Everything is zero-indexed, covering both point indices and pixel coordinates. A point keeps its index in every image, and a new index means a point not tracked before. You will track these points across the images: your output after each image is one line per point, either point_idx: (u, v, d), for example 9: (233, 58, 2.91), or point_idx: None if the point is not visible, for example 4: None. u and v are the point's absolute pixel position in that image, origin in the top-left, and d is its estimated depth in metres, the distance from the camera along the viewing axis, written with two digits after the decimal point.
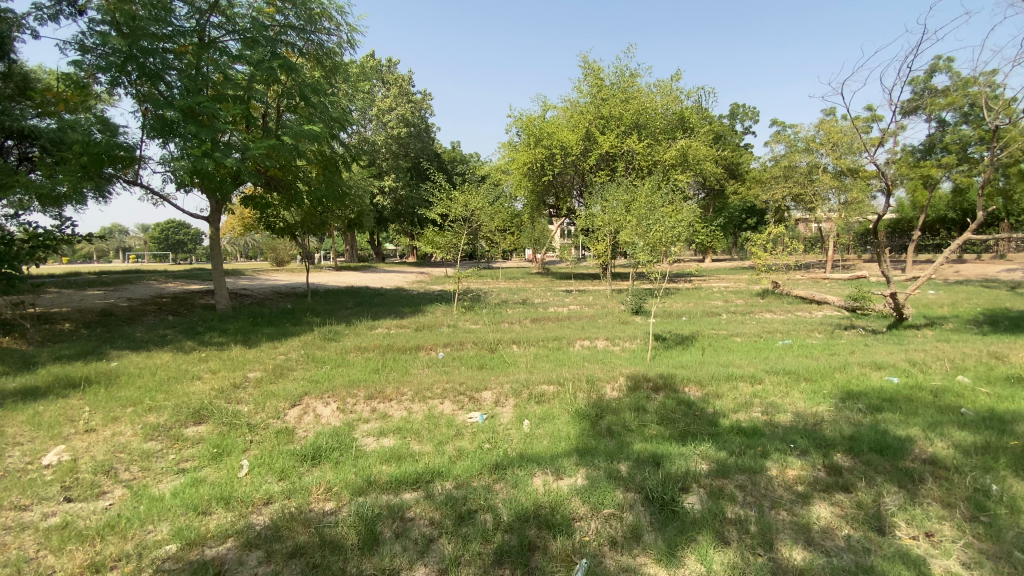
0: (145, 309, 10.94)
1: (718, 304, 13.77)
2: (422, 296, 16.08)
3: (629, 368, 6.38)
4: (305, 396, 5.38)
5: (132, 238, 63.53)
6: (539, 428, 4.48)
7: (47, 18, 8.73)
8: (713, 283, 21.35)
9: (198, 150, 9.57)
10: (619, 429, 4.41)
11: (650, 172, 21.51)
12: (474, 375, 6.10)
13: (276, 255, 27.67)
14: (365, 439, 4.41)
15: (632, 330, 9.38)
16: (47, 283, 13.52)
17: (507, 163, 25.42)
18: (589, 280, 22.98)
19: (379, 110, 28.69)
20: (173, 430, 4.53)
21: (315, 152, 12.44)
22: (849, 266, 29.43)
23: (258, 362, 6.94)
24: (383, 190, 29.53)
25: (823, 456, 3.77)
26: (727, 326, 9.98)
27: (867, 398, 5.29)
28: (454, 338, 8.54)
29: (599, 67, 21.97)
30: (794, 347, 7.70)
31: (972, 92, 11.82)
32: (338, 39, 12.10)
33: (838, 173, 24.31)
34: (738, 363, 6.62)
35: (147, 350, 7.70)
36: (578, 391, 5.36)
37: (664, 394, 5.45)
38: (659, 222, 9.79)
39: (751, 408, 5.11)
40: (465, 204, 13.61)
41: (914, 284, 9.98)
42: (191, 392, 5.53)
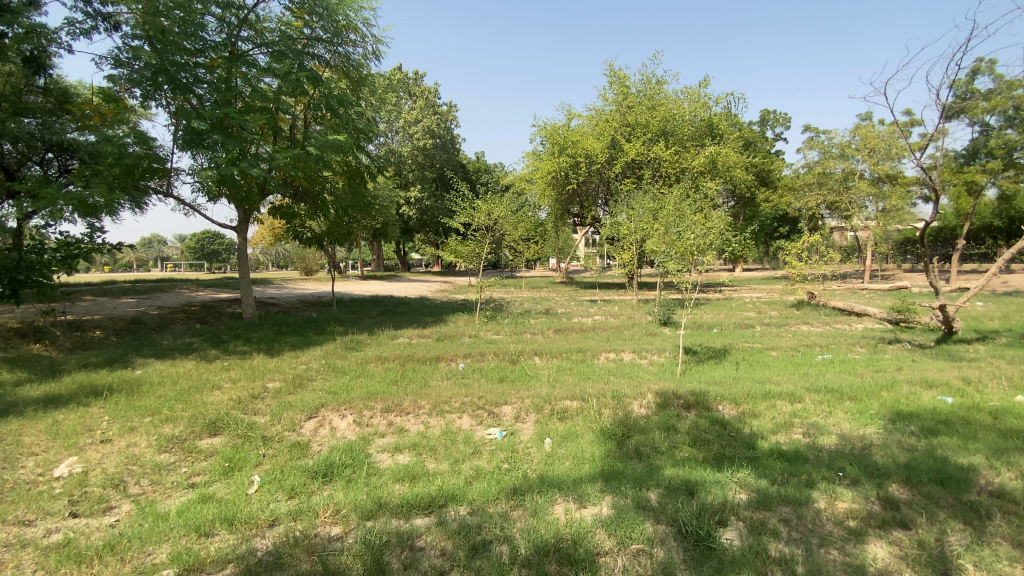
0: (174, 317, 11.13)
1: (750, 315, 13.25)
2: (445, 305, 15.98)
3: (657, 383, 6.07)
4: (322, 408, 5.25)
5: (171, 248, 65.91)
6: (562, 448, 4.23)
7: (82, 34, 9.03)
8: (745, 293, 20.66)
9: (226, 160, 9.70)
10: (648, 451, 4.13)
11: (678, 179, 21.04)
12: (495, 388, 5.89)
13: (304, 264, 28.17)
14: (380, 455, 4.24)
15: (661, 342, 9.02)
16: (83, 291, 13.95)
17: (531, 172, 25.32)
18: (614, 289, 22.56)
19: (405, 122, 29.01)
20: (187, 442, 4.46)
21: (341, 162, 12.52)
22: (888, 276, 28.18)
23: (278, 372, 6.89)
24: (408, 200, 29.77)
25: (876, 487, 3.41)
26: (761, 339, 9.51)
27: (919, 420, 4.85)
28: (475, 349, 8.35)
29: (625, 75, 21.73)
30: (835, 363, 7.22)
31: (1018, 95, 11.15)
32: (364, 51, 12.21)
33: (875, 179, 23.45)
34: (775, 379, 6.22)
35: (171, 358, 7.75)
36: (604, 408, 5.09)
37: (696, 412, 5.14)
38: (689, 231, 9.43)
39: (791, 430, 4.75)
40: (488, 212, 13.50)
41: (964, 296, 9.33)
42: (209, 402, 5.48)
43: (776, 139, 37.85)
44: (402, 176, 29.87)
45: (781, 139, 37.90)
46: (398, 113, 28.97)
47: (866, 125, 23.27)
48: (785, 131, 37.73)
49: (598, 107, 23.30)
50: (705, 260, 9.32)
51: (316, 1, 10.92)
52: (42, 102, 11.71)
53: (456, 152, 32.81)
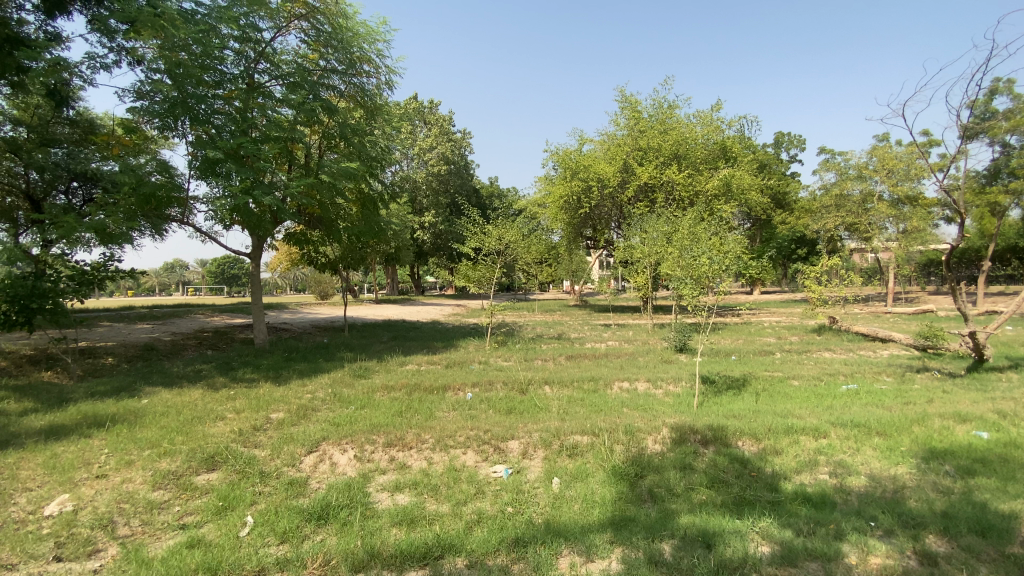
0: (186, 343, 11.16)
1: (770, 341, 12.85)
2: (456, 330, 15.84)
3: (673, 416, 5.79)
4: (323, 442, 5.08)
5: (192, 274, 67.31)
6: (570, 489, 4.01)
7: (104, 68, 9.38)
8: (763, 317, 20.19)
9: (239, 188, 9.81)
10: (662, 493, 3.89)
11: (692, 203, 20.86)
12: (502, 420, 5.67)
13: (320, 289, 28.41)
14: (379, 494, 4.06)
15: (677, 370, 8.70)
16: (101, 316, 14.14)
17: (544, 196, 25.38)
18: (629, 313, 22.25)
19: (419, 149, 29.48)
20: (183, 478, 4.34)
21: (353, 189, 12.61)
22: (913, 299, 27.35)
23: (283, 402, 6.76)
24: (422, 225, 30.01)
25: (912, 539, 3.11)
26: (782, 367, 9.14)
27: (955, 458, 4.49)
28: (484, 377, 8.13)
29: (636, 100, 21.86)
30: (861, 394, 6.84)
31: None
32: (378, 81, 12.42)
33: (895, 201, 23.03)
34: (797, 413, 5.89)
35: (179, 386, 7.70)
36: (616, 444, 4.85)
37: (713, 449, 4.87)
38: (703, 256, 9.23)
39: (816, 469, 4.45)
40: (499, 237, 13.45)
41: (995, 322, 8.89)
42: (210, 433, 5.37)
43: (791, 161, 37.57)
44: (416, 202, 30.20)
45: (796, 160, 37.58)
46: (413, 141, 29.49)
47: (883, 146, 23.10)
48: (800, 153, 37.47)
49: (609, 132, 23.42)
50: (721, 285, 9.07)
51: (331, 34, 11.19)
52: (70, 133, 12.20)
53: (470, 178, 33.14)
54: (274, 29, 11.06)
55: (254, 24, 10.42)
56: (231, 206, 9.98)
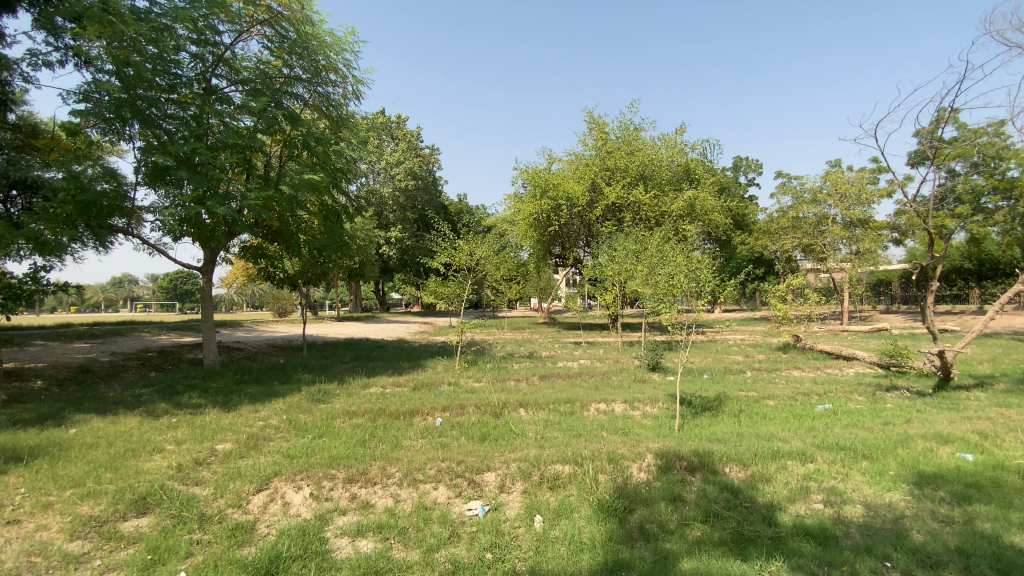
0: (126, 365, 10.22)
1: (740, 360, 12.88)
2: (423, 349, 15.30)
3: (656, 441, 5.50)
4: (274, 477, 4.52)
5: (142, 289, 63.74)
6: (555, 529, 3.65)
7: (45, 66, 8.60)
8: (729, 335, 20.43)
9: (191, 198, 9.08)
10: (655, 531, 3.57)
11: (659, 222, 21.10)
12: (476, 449, 5.23)
13: (279, 306, 27.19)
14: (339, 540, 3.58)
15: (654, 391, 8.45)
16: (33, 335, 12.86)
17: (513, 214, 25.22)
18: (598, 331, 22.14)
19: (386, 163, 28.92)
20: (106, 524, 3.69)
21: (316, 201, 11.99)
22: (867, 318, 28.41)
23: (231, 431, 6.10)
24: (388, 240, 29.35)
25: None
26: (755, 387, 9.04)
27: (947, 483, 4.36)
28: (456, 399, 7.66)
29: (604, 121, 22.10)
30: (839, 415, 6.73)
31: (983, 142, 11.40)
32: (343, 91, 11.97)
33: (848, 224, 23.97)
34: (781, 436, 5.70)
35: (114, 414, 6.88)
36: (600, 473, 4.51)
37: (701, 477, 4.60)
38: (680, 273, 8.99)
39: (809, 497, 4.23)
40: (470, 253, 13.11)
41: (961, 340, 9.07)
42: (144, 469, 4.70)
43: (749, 184, 38.87)
44: (383, 217, 29.74)
45: (754, 184, 38.93)
46: (380, 155, 28.91)
47: (836, 172, 24.25)
48: (757, 177, 38.87)
49: (578, 152, 23.57)
50: (698, 304, 8.85)
51: (295, 41, 10.71)
52: (11, 138, 11.18)
53: (438, 194, 32.74)
54: (235, 33, 10.51)
55: (213, 26, 9.84)
56: (181, 217, 9.26)
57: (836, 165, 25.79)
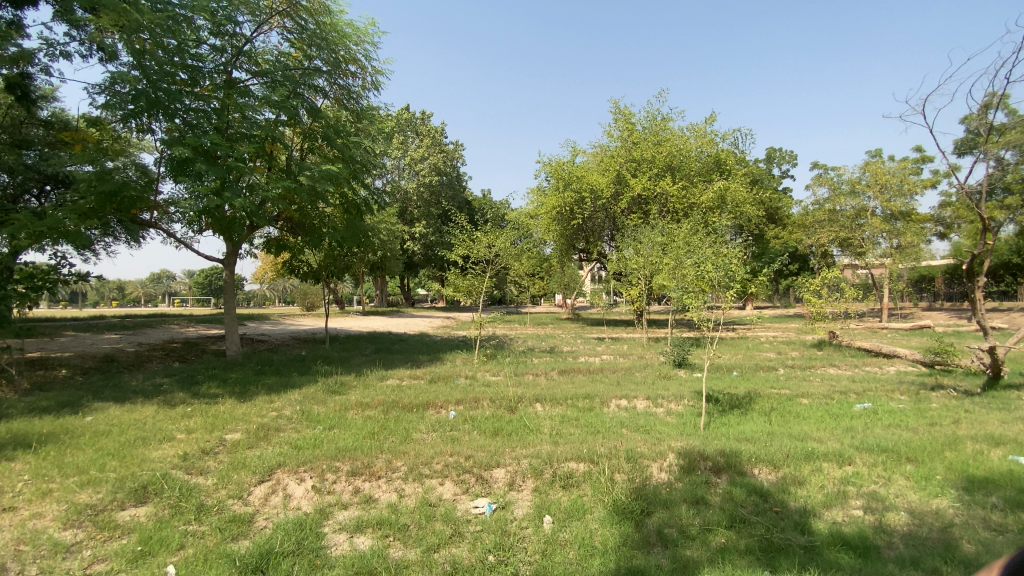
0: (150, 355, 10.38)
1: (771, 357, 12.32)
2: (444, 343, 15.19)
3: (678, 440, 5.17)
4: (278, 469, 4.40)
5: (180, 284, 65.94)
6: (565, 531, 3.40)
7: (69, 59, 8.70)
8: (760, 332, 19.71)
9: (210, 189, 9.07)
10: (673, 535, 3.28)
11: (687, 215, 20.48)
12: (487, 444, 5.01)
13: (306, 300, 27.73)
14: (336, 536, 3.41)
15: (678, 387, 8.07)
16: (66, 327, 13.24)
17: (536, 208, 24.89)
18: (623, 327, 21.68)
19: (410, 159, 28.95)
20: (102, 514, 3.61)
21: (336, 194, 11.92)
22: (907, 316, 27.10)
23: (243, 422, 6.03)
24: (412, 235, 29.47)
25: None
26: (788, 384, 8.55)
27: (999, 489, 3.92)
28: (470, 393, 7.46)
29: (630, 112, 21.53)
30: (879, 414, 6.25)
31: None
32: (363, 83, 11.88)
33: (888, 216, 22.84)
34: (816, 436, 5.29)
35: (131, 403, 6.93)
36: (616, 473, 4.23)
37: (727, 479, 4.26)
38: (709, 263, 8.64)
39: (847, 503, 3.85)
40: (489, 245, 12.90)
41: (1014, 337, 8.35)
42: (150, 457, 4.64)
43: (783, 176, 37.51)
44: (407, 212, 29.79)
45: (787, 176, 37.58)
46: (404, 150, 28.95)
47: (875, 162, 23.14)
48: (792, 169, 37.46)
49: (603, 144, 23.06)
50: (727, 296, 8.49)
51: (315, 32, 10.63)
52: (43, 135, 11.48)
53: (462, 189, 32.64)
54: (256, 25, 10.51)
55: (232, 17, 9.85)
56: (200, 208, 9.26)
57: (876, 155, 24.66)
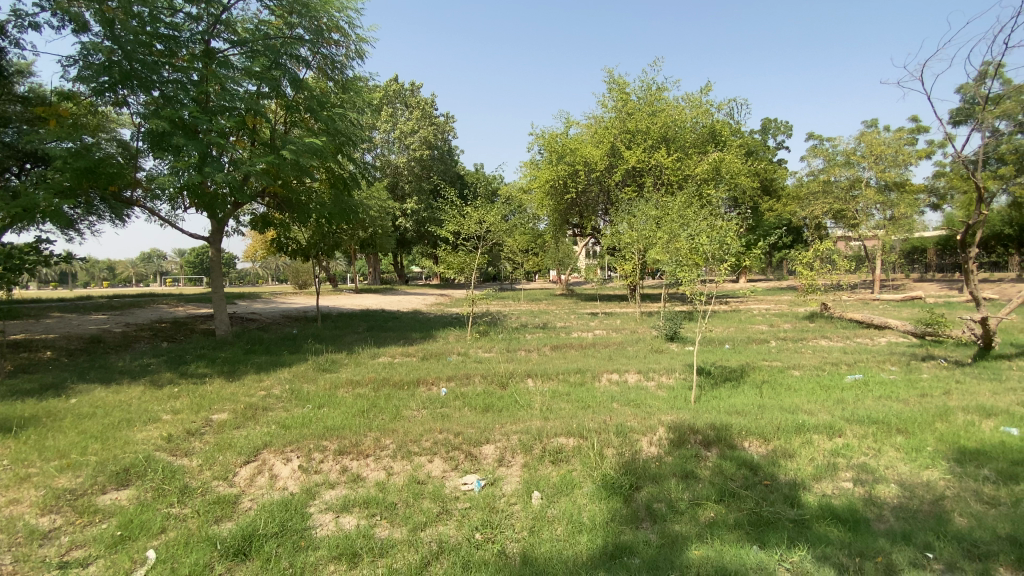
0: (138, 335, 10.25)
1: (763, 330, 12.35)
2: (437, 320, 15.15)
3: (669, 413, 5.15)
4: (263, 449, 4.33)
5: (171, 263, 65.31)
6: (553, 507, 3.36)
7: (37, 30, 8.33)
8: (753, 304, 19.78)
9: (189, 163, 8.76)
10: (662, 511, 3.26)
11: (681, 187, 20.29)
12: (477, 420, 4.96)
13: (298, 278, 27.55)
14: (322, 516, 3.37)
15: (671, 361, 8.07)
16: (53, 308, 13.06)
17: (530, 182, 24.54)
18: (616, 301, 21.71)
19: (401, 132, 28.36)
20: (81, 499, 3.55)
21: (323, 168, 11.61)
22: (899, 288, 27.26)
23: (231, 401, 5.96)
24: (404, 212, 29.09)
25: None
26: (780, 356, 8.58)
27: (992, 460, 3.92)
28: (462, 369, 7.41)
29: (625, 82, 21.06)
30: (869, 385, 6.27)
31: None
32: (347, 52, 11.45)
33: (882, 187, 22.75)
34: (807, 408, 5.28)
35: (117, 384, 6.83)
36: (606, 448, 4.21)
37: (717, 452, 4.24)
38: (702, 236, 8.56)
39: (837, 475, 3.85)
40: (480, 220, 12.70)
41: (1006, 308, 8.35)
42: (133, 439, 4.56)
43: (778, 147, 37.15)
44: (398, 187, 29.35)
45: (783, 147, 37.25)
46: (394, 123, 28.34)
47: (871, 133, 22.89)
48: (787, 139, 37.11)
49: (597, 115, 22.63)
50: (721, 269, 8.42)
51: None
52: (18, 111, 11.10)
53: (453, 163, 32.12)
54: None
55: None
56: (180, 184, 8.98)
57: (872, 126, 24.42)
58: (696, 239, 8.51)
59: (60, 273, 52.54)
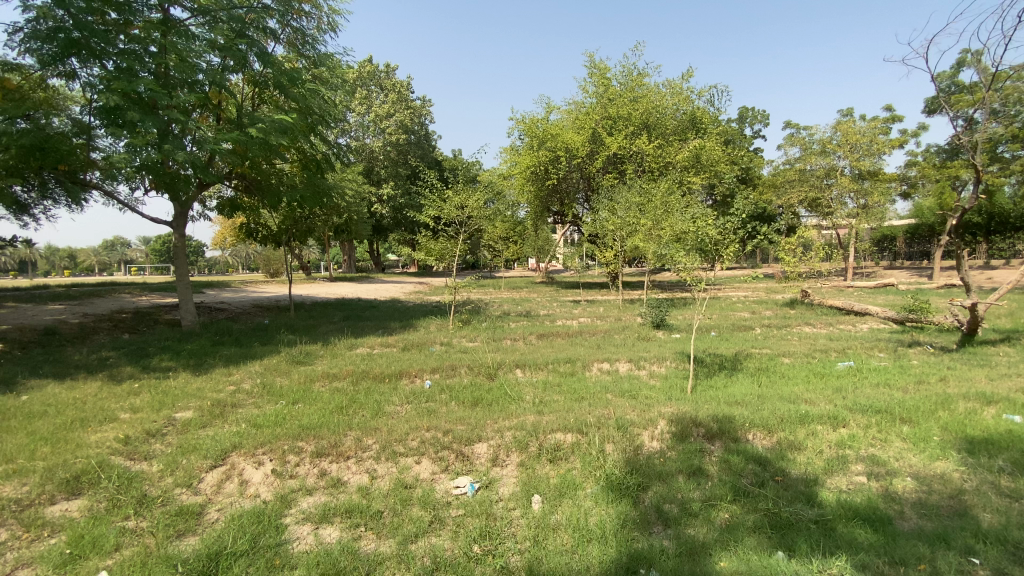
0: (97, 326, 9.58)
1: (747, 316, 12.33)
2: (417, 309, 14.72)
3: (668, 405, 4.92)
4: (232, 452, 3.93)
5: (135, 251, 62.63)
6: (557, 512, 3.08)
7: None
8: (732, 292, 19.89)
9: (145, 141, 8.05)
10: (676, 513, 3.01)
11: (663, 174, 20.19)
12: (466, 416, 4.63)
13: (270, 267, 26.75)
14: (299, 528, 3.02)
15: (660, 349, 7.88)
16: (4, 297, 12.16)
17: (510, 168, 24.09)
18: (597, 289, 21.61)
19: (376, 115, 27.48)
20: (27, 510, 3.11)
21: (293, 148, 10.98)
22: (871, 275, 27.87)
23: (196, 397, 5.50)
24: (380, 198, 28.35)
25: None
26: (768, 343, 8.48)
27: (1003, 451, 3.80)
28: (446, 360, 7.08)
29: (606, 66, 20.70)
30: (864, 372, 6.18)
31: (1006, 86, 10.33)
32: (318, 24, 10.83)
33: (856, 176, 23.08)
34: (807, 397, 5.12)
35: (71, 379, 6.27)
36: (607, 444, 3.94)
37: (721, 446, 4.01)
38: (703, 221, 8.16)
39: (848, 469, 3.67)
40: (460, 206, 12.27)
41: (992, 295, 8.37)
42: (86, 442, 4.08)
43: (755, 136, 37.41)
44: (373, 173, 28.47)
45: (759, 135, 37.60)
46: (369, 106, 27.42)
47: (847, 122, 23.11)
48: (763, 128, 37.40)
49: (578, 100, 22.26)
50: (723, 255, 8.03)
51: None
52: None
53: (431, 149, 31.39)
54: None
55: None
56: (138, 163, 8.26)
57: (848, 115, 24.70)
58: (696, 224, 8.09)
59: (15, 261, 49.74)
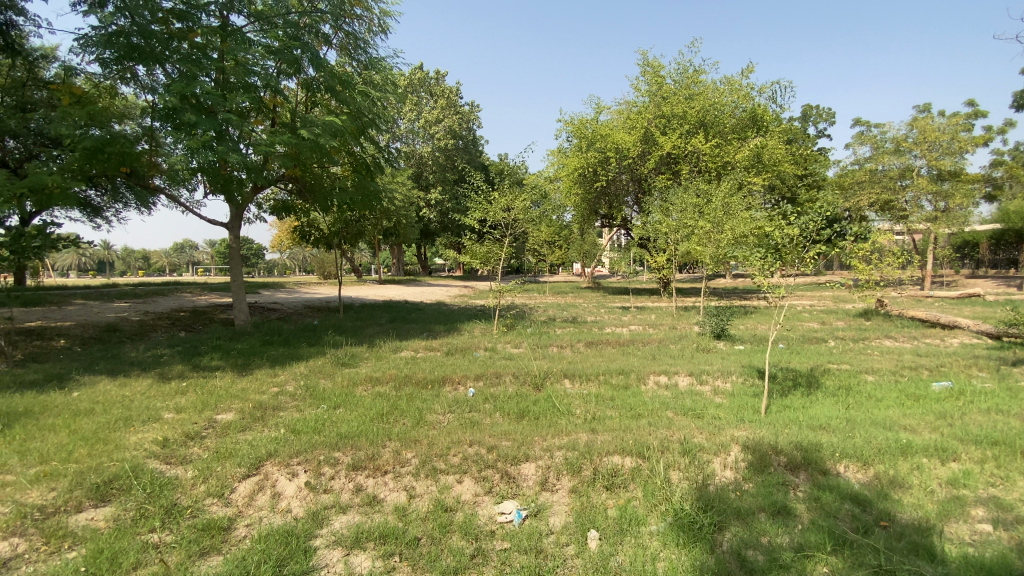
0: (156, 324, 9.90)
1: (815, 327, 11.37)
2: (461, 312, 14.55)
3: (740, 428, 4.35)
4: (267, 461, 3.72)
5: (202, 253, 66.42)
6: (617, 554, 2.65)
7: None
8: (795, 300, 18.59)
9: (201, 141, 8.13)
10: (761, 565, 2.51)
11: (720, 174, 19.20)
12: (512, 430, 4.26)
13: (322, 270, 27.66)
14: (329, 553, 2.74)
15: (723, 361, 7.25)
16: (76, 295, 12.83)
17: (557, 171, 23.68)
18: (648, 295, 20.82)
19: (425, 121, 27.76)
20: (54, 518, 2.99)
21: (344, 151, 11.00)
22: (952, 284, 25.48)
23: (239, 398, 5.42)
24: (428, 202, 28.72)
25: None
26: (845, 358, 7.65)
27: None
28: (491, 367, 6.74)
29: (660, 64, 19.93)
30: (968, 396, 5.34)
31: None
32: (369, 27, 10.87)
33: (935, 176, 21.19)
34: (906, 424, 4.41)
35: (124, 376, 6.38)
36: (672, 471, 3.47)
37: (807, 479, 3.45)
38: (776, 219, 7.33)
39: (970, 514, 3.03)
40: (506, 207, 12.00)
41: None
42: (125, 443, 4.01)
43: (819, 135, 35.23)
44: (422, 177, 28.74)
45: (823, 135, 35.43)
46: (418, 111, 27.75)
47: (924, 118, 21.29)
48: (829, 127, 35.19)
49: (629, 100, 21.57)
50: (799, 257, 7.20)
51: None
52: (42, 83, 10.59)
53: (478, 154, 31.49)
54: None
55: None
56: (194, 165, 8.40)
57: (926, 110, 22.78)
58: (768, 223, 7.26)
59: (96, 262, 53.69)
